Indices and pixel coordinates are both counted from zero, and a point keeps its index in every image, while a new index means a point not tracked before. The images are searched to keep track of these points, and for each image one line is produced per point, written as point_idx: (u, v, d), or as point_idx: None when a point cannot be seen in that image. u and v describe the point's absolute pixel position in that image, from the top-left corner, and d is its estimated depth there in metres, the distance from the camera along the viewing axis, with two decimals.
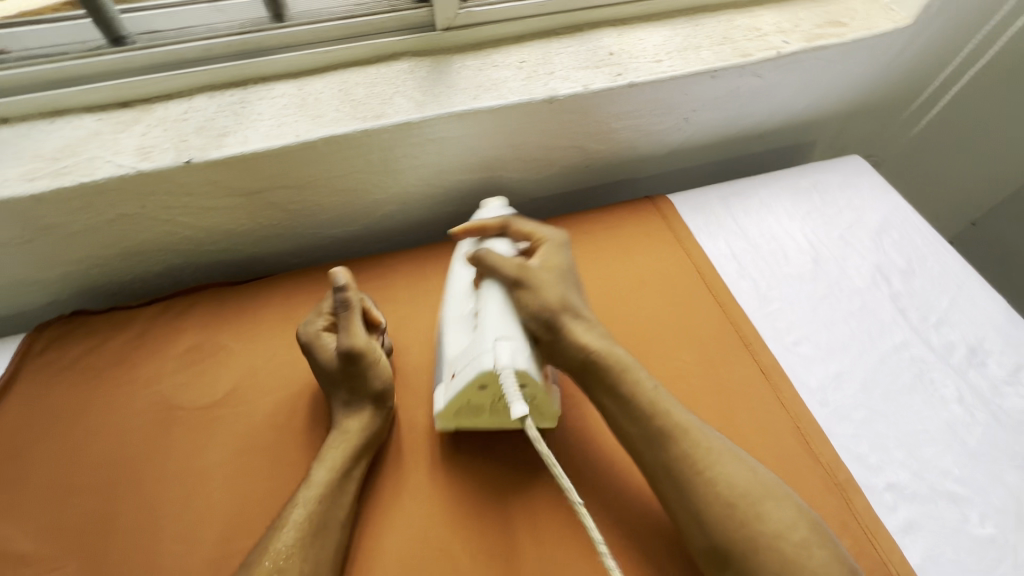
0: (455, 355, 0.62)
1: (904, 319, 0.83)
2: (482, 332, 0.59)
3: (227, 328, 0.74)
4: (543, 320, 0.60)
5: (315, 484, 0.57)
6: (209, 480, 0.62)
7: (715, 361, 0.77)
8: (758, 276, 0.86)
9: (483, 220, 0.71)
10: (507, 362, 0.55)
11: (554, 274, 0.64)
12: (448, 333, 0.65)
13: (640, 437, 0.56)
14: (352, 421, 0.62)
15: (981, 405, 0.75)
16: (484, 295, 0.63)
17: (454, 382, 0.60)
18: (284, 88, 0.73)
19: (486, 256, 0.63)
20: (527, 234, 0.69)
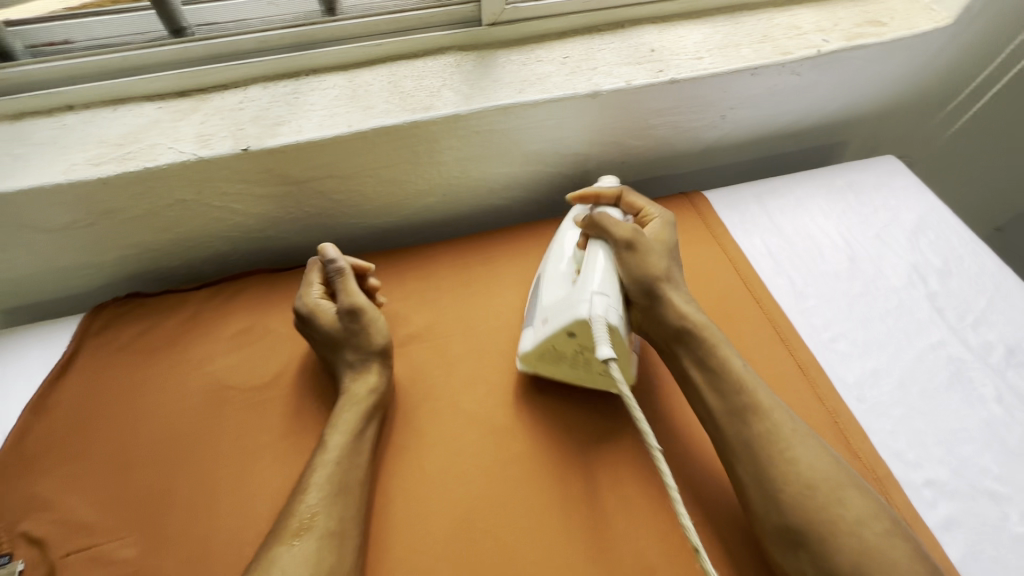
0: (551, 301, 0.67)
1: (942, 319, 0.83)
2: (581, 284, 0.63)
3: (275, 312, 0.76)
4: (643, 286, 0.65)
5: (333, 447, 0.59)
6: (261, 458, 0.64)
7: (753, 355, 0.78)
8: (794, 273, 0.87)
9: (598, 189, 0.76)
10: (602, 313, 0.59)
11: (660, 245, 0.68)
12: (544, 281, 0.70)
13: (725, 412, 0.59)
14: (359, 381, 0.65)
15: (1021, 405, 0.75)
16: (589, 250, 0.68)
17: (545, 327, 0.64)
18: (334, 80, 0.75)
19: (602, 218, 0.68)
20: (636, 208, 0.74)
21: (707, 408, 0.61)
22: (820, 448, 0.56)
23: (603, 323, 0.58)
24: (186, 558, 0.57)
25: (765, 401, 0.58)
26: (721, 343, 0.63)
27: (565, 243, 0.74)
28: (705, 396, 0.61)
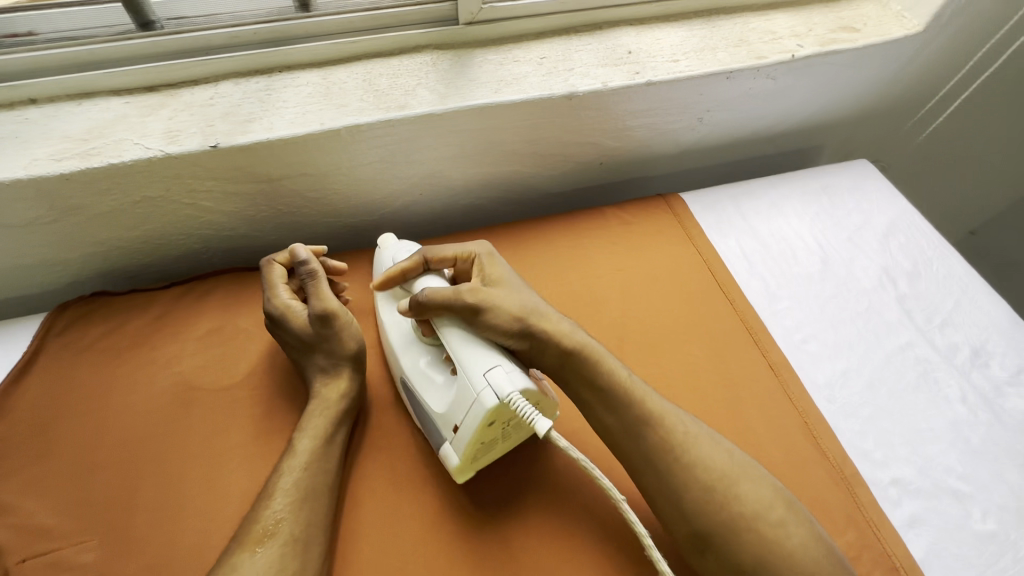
0: (444, 408, 0.58)
1: (910, 321, 0.84)
2: (463, 373, 0.56)
3: (245, 312, 0.75)
4: (517, 332, 0.59)
5: (301, 452, 0.58)
6: (229, 460, 0.63)
7: (725, 356, 0.79)
8: (767, 274, 0.88)
9: (401, 263, 0.67)
10: (510, 388, 0.53)
11: (505, 287, 0.63)
12: (420, 390, 0.62)
13: (619, 428, 0.58)
14: (331, 386, 0.64)
15: (984, 405, 0.77)
16: (445, 335, 0.59)
17: (461, 431, 0.56)
18: (308, 77, 0.74)
19: (433, 296, 0.59)
20: (450, 258, 0.66)
21: (603, 426, 0.59)
22: (713, 449, 0.57)
23: (518, 401, 0.52)
24: (148, 562, 0.56)
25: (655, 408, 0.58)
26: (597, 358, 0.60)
27: (392, 331, 0.68)
28: (600, 415, 0.59)
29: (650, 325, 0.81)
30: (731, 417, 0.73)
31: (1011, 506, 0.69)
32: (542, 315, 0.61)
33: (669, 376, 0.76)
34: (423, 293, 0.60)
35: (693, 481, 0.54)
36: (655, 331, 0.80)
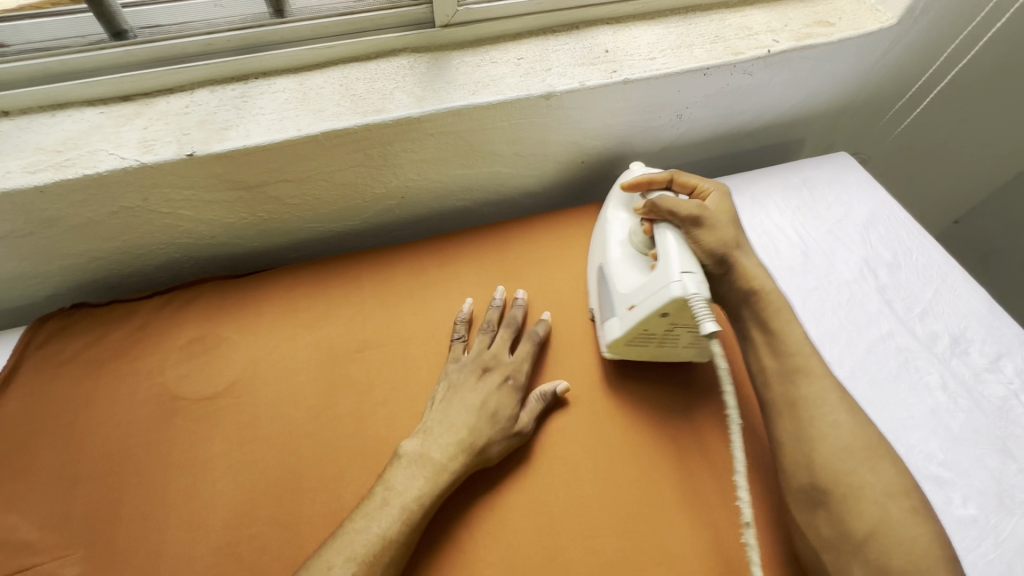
0: (629, 289, 0.69)
1: (890, 310, 0.85)
2: (661, 267, 0.65)
3: (228, 320, 0.74)
4: (717, 257, 0.69)
5: (407, 498, 0.59)
6: (215, 470, 0.63)
7: None
8: None
9: (649, 175, 0.77)
10: (695, 290, 0.61)
11: (726, 218, 0.72)
12: (614, 271, 0.73)
13: (777, 372, 0.64)
14: (439, 457, 0.62)
15: (964, 392, 0.78)
16: (657, 233, 0.70)
17: (635, 312, 0.67)
18: (284, 83, 0.74)
19: (665, 201, 0.71)
20: (690, 186, 0.77)
21: (761, 368, 0.66)
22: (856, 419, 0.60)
23: (698, 299, 0.61)
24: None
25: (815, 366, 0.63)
26: (779, 305, 0.68)
27: (616, 225, 0.78)
28: (764, 358, 0.66)
29: None
30: None
31: (991, 491, 0.70)
32: (745, 248, 0.71)
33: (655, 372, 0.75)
34: (657, 199, 0.71)
35: (829, 442, 0.58)
36: None
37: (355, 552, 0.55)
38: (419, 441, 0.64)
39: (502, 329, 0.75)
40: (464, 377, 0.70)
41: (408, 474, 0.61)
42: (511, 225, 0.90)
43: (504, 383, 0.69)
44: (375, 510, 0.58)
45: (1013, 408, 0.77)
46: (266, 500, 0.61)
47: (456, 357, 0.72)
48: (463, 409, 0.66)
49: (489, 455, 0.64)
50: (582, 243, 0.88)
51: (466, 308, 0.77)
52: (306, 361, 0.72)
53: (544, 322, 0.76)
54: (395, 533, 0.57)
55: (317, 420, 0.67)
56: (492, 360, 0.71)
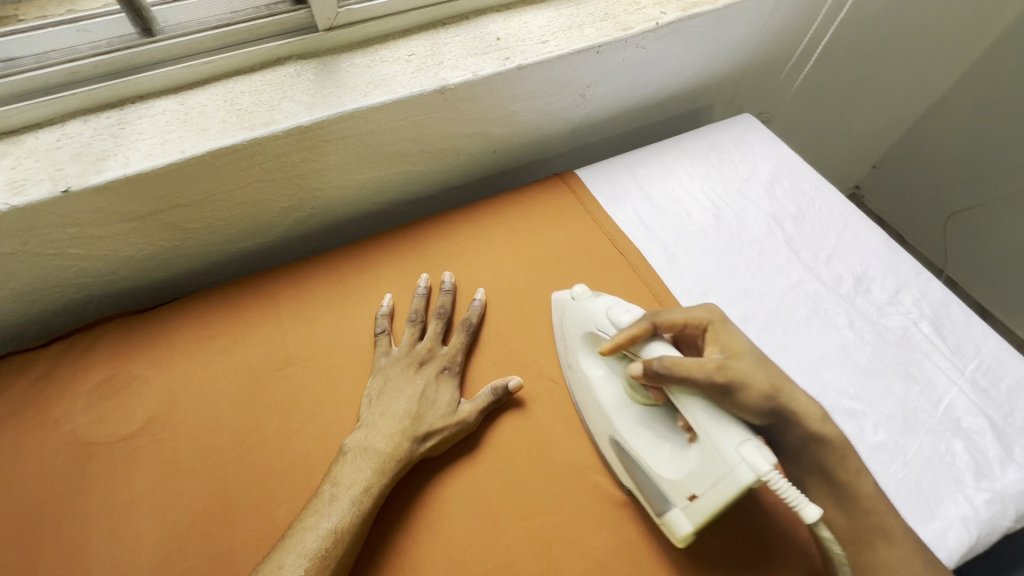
0: (679, 477, 0.56)
1: (798, 260, 0.90)
2: (711, 442, 0.53)
3: (139, 356, 0.72)
4: (767, 412, 0.58)
5: (354, 490, 0.59)
6: (139, 510, 0.61)
7: None
8: (665, 237, 0.90)
9: (627, 331, 0.62)
10: (767, 466, 0.50)
11: (747, 360, 0.59)
12: (645, 456, 0.61)
13: (847, 530, 0.61)
14: (386, 444, 0.63)
15: (869, 326, 0.83)
16: (686, 408, 0.56)
17: (698, 505, 0.54)
18: (164, 105, 0.71)
19: (677, 366, 0.56)
20: (677, 322, 0.64)
21: None
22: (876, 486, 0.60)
23: (774, 477, 0.50)
24: None
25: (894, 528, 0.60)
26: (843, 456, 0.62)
27: (601, 389, 0.67)
28: (830, 512, 0.62)
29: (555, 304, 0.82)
30: None
31: (898, 415, 0.75)
32: (788, 390, 0.60)
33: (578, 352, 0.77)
34: (662, 364, 0.57)
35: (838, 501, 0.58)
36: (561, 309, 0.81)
37: (308, 548, 0.54)
38: (363, 435, 0.65)
39: (432, 318, 0.76)
40: (401, 371, 0.71)
41: (355, 467, 0.61)
42: (428, 222, 0.89)
43: (442, 374, 0.71)
44: (325, 507, 0.58)
45: (913, 335, 0.82)
46: (196, 532, 0.60)
47: (390, 351, 0.73)
48: (403, 399, 0.68)
49: (435, 442, 0.65)
50: (500, 232, 0.88)
51: (385, 303, 0.78)
52: (226, 387, 0.70)
53: (474, 303, 0.79)
54: (348, 525, 0.57)
55: (243, 446, 0.66)
56: (427, 353, 0.73)
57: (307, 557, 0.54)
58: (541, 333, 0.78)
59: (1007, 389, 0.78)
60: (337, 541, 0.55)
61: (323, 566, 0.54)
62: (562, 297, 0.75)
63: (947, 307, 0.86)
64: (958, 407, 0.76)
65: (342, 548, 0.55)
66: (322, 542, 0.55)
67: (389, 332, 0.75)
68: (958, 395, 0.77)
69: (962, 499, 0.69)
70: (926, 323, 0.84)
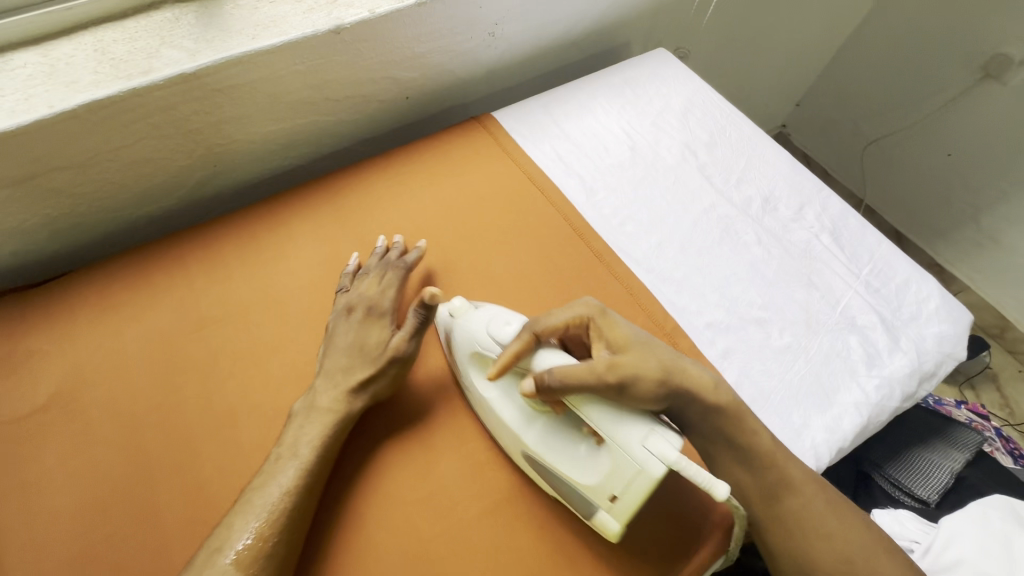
0: (594, 481, 0.56)
1: (711, 185, 0.93)
2: (620, 446, 0.52)
3: (35, 331, 0.68)
4: (666, 397, 0.59)
5: (305, 443, 0.60)
6: (54, 483, 0.59)
7: (550, 252, 0.82)
8: (583, 172, 0.92)
9: (511, 349, 0.59)
10: (677, 457, 0.50)
11: (639, 347, 0.60)
12: (552, 457, 0.59)
13: (758, 490, 0.63)
14: (325, 396, 0.63)
15: (776, 242, 0.88)
16: (593, 417, 0.54)
17: (619, 503, 0.55)
18: (25, 58, 0.65)
19: (569, 377, 0.54)
20: (559, 326, 0.62)
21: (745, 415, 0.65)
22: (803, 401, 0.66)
23: (682, 464, 0.50)
24: None
25: (798, 479, 0.63)
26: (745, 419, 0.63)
27: (501, 409, 0.63)
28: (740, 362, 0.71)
29: (477, 245, 0.82)
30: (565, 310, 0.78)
31: (800, 319, 0.81)
32: (679, 368, 0.60)
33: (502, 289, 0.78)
34: (559, 378, 0.54)
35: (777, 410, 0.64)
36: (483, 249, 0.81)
37: (256, 507, 0.55)
38: (307, 398, 0.64)
39: (370, 266, 0.74)
40: (336, 325, 0.69)
41: (298, 427, 0.61)
42: (342, 173, 0.87)
43: (373, 318, 0.69)
44: (277, 464, 0.58)
45: (815, 248, 0.88)
46: (119, 497, 0.59)
47: (335, 308, 0.72)
48: (341, 354, 0.67)
49: (373, 390, 0.65)
50: (419, 178, 0.87)
51: (353, 262, 0.76)
52: (137, 354, 0.67)
53: (414, 249, 0.76)
54: (308, 481, 0.57)
55: (161, 410, 0.64)
56: (358, 301, 0.71)
57: (260, 513, 0.55)
58: (465, 274, 0.79)
59: (896, 287, 0.85)
60: (286, 497, 0.56)
61: (274, 520, 0.54)
62: (438, 308, 0.69)
63: (845, 219, 0.92)
64: (854, 307, 0.83)
65: (292, 503, 0.56)
66: (275, 500, 0.56)
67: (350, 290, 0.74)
68: (854, 296, 0.84)
69: (856, 386, 0.76)
70: (826, 235, 0.90)
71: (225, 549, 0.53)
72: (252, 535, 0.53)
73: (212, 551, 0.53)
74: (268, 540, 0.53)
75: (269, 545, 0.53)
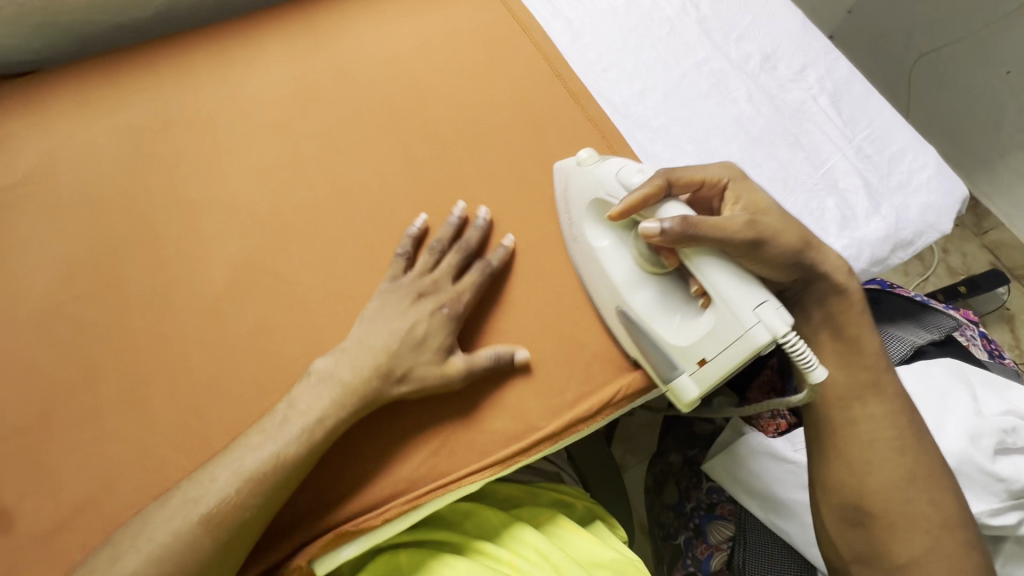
0: (691, 342, 0.57)
1: (708, 39, 0.87)
2: (729, 306, 0.53)
3: (14, 116, 0.70)
4: (789, 264, 0.61)
5: (314, 411, 0.54)
6: (28, 247, 0.64)
7: (524, 91, 0.79)
8: (572, 16, 0.86)
9: (640, 190, 0.58)
10: (784, 326, 0.52)
11: (772, 214, 0.60)
12: (648, 316, 0.60)
13: (848, 383, 0.65)
14: (351, 370, 0.56)
15: (767, 101, 0.83)
16: (706, 275, 0.55)
17: (711, 367, 0.56)
18: None
19: (706, 226, 0.53)
20: (697, 182, 0.61)
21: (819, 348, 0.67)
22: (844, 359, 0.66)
23: (789, 338, 0.52)
24: None
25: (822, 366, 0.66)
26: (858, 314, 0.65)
27: (608, 261, 0.64)
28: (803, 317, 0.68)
29: (450, 79, 0.79)
30: (533, 147, 0.76)
31: (778, 176, 0.78)
32: (814, 245, 0.62)
33: (470, 123, 0.76)
34: (691, 222, 0.53)
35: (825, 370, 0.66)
36: (456, 83, 0.79)
37: (244, 468, 0.50)
38: (333, 359, 0.57)
39: (452, 252, 0.65)
40: (394, 299, 0.61)
41: (315, 394, 0.55)
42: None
43: (439, 312, 0.61)
44: (273, 428, 0.53)
45: (808, 109, 0.83)
46: (87, 268, 0.64)
47: (396, 277, 0.63)
48: (387, 332, 0.59)
49: (412, 385, 0.58)
50: (398, 10, 0.83)
51: (419, 223, 0.67)
52: (107, 148, 0.69)
53: (500, 249, 0.67)
54: (293, 455, 0.52)
55: (127, 200, 0.67)
56: (431, 286, 0.62)
57: (240, 478, 0.50)
58: (435, 105, 0.77)
59: (889, 156, 0.81)
60: (278, 469, 0.51)
61: (255, 487, 0.50)
62: (565, 166, 0.69)
63: (849, 83, 0.85)
64: (838, 170, 0.79)
65: (279, 478, 0.51)
66: (254, 468, 0.51)
67: (408, 256, 0.65)
68: (841, 159, 0.80)
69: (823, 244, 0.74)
70: (824, 97, 0.84)
71: (201, 502, 0.49)
72: (230, 500, 0.49)
73: (185, 502, 0.49)
74: (246, 508, 0.50)
75: (243, 514, 0.50)
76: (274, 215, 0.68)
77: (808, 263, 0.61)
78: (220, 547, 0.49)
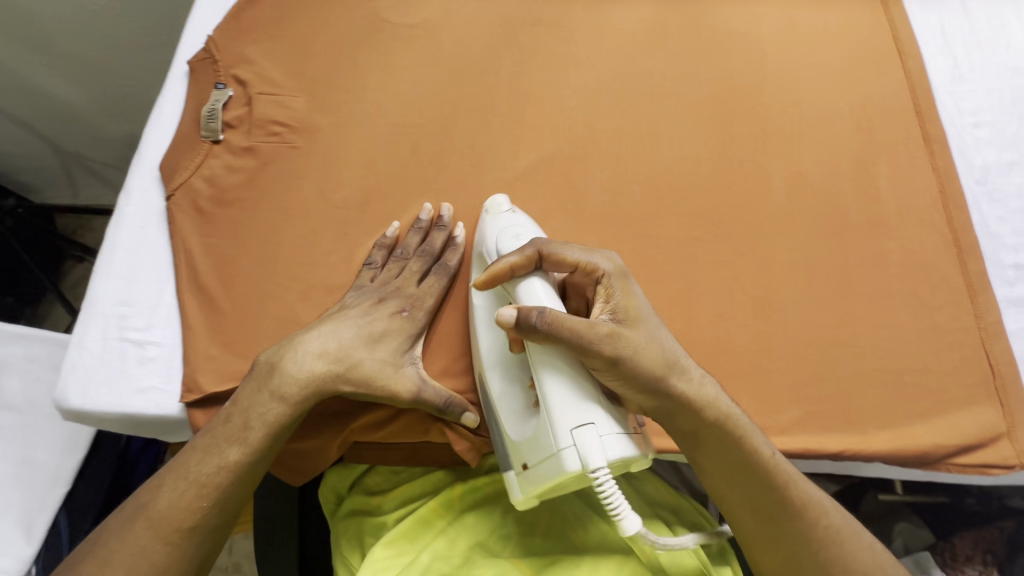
0: (522, 440, 0.53)
1: None
2: (551, 420, 0.49)
3: None
4: (652, 391, 0.50)
5: (244, 405, 0.56)
6: (400, 74, 0.77)
7: (872, 115, 0.73)
8: (960, 55, 0.77)
9: (507, 260, 0.53)
10: (600, 462, 0.47)
11: (644, 328, 0.51)
12: (499, 402, 0.56)
13: (751, 511, 0.54)
14: (283, 362, 0.57)
15: None
16: (544, 382, 0.50)
17: (531, 476, 0.52)
18: None
19: (557, 326, 0.48)
20: (570, 265, 0.53)
21: (731, 505, 0.55)
22: (742, 485, 0.54)
23: (600, 477, 0.48)
24: (336, 120, 0.74)
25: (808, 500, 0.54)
26: (734, 442, 0.53)
27: (479, 320, 0.60)
28: (706, 451, 0.54)
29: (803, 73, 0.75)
30: (857, 172, 0.70)
31: None
32: (680, 366, 0.51)
33: (803, 121, 0.73)
34: (539, 320, 0.48)
35: (734, 501, 0.54)
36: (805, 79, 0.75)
37: (189, 472, 0.55)
38: (268, 354, 0.59)
39: (415, 258, 0.66)
40: (358, 304, 0.63)
41: (253, 390, 0.57)
42: None
43: (399, 314, 0.63)
44: (218, 428, 0.56)
45: None
46: (432, 108, 0.75)
47: (361, 284, 0.65)
48: (345, 332, 0.60)
49: (355, 382, 0.58)
50: None
51: (392, 231, 0.68)
52: (484, 20, 0.80)
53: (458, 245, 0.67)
54: (245, 459, 0.55)
55: (481, 67, 0.77)
56: (394, 291, 0.64)
57: (185, 480, 0.54)
58: (775, 91, 0.74)
59: None
60: (226, 470, 0.55)
61: (203, 492, 0.54)
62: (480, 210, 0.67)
63: None
64: None
65: (235, 479, 0.55)
66: (202, 471, 0.54)
67: (379, 266, 0.67)
68: None
69: None
70: None
71: (149, 508, 0.54)
72: (181, 501, 0.54)
73: (137, 506, 0.54)
74: (195, 513, 0.54)
75: (194, 517, 0.54)
76: (588, 128, 0.73)
77: (670, 391, 0.50)
78: (177, 550, 0.53)
